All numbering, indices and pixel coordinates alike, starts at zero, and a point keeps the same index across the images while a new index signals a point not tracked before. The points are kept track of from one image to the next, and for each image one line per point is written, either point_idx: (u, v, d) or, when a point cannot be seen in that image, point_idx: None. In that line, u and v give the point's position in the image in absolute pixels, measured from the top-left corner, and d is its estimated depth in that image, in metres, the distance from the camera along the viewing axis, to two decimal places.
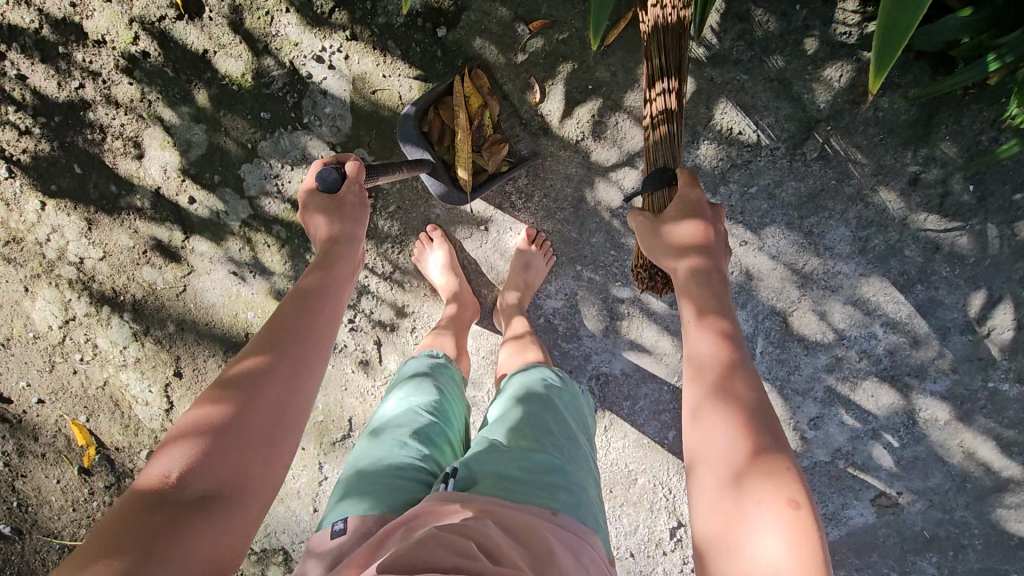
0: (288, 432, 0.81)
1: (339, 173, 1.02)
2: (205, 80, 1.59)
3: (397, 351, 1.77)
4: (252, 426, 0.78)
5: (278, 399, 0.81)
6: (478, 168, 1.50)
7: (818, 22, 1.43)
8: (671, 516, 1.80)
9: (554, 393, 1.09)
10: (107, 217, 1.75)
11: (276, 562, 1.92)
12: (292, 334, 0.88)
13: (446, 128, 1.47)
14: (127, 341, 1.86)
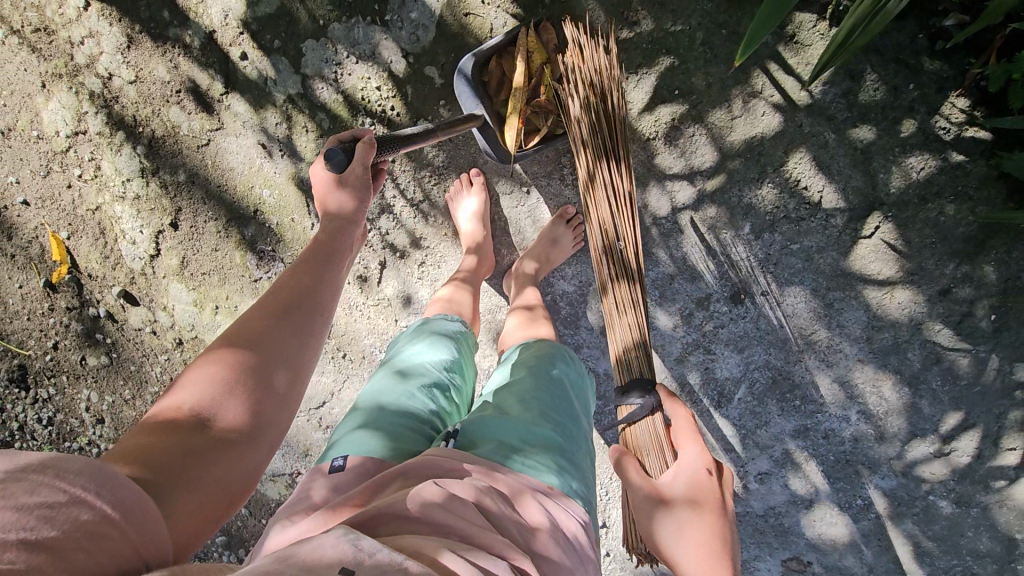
0: (295, 385, 0.91)
1: (343, 155, 1.05)
2: None
3: (399, 278, 1.76)
4: (266, 376, 0.87)
5: (287, 354, 0.91)
6: (534, 128, 1.45)
7: (923, 107, 1.39)
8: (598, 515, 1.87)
9: (566, 374, 1.10)
10: (150, 41, 1.64)
11: None
12: (302, 300, 0.97)
13: (504, 79, 1.42)
14: (132, 175, 1.79)
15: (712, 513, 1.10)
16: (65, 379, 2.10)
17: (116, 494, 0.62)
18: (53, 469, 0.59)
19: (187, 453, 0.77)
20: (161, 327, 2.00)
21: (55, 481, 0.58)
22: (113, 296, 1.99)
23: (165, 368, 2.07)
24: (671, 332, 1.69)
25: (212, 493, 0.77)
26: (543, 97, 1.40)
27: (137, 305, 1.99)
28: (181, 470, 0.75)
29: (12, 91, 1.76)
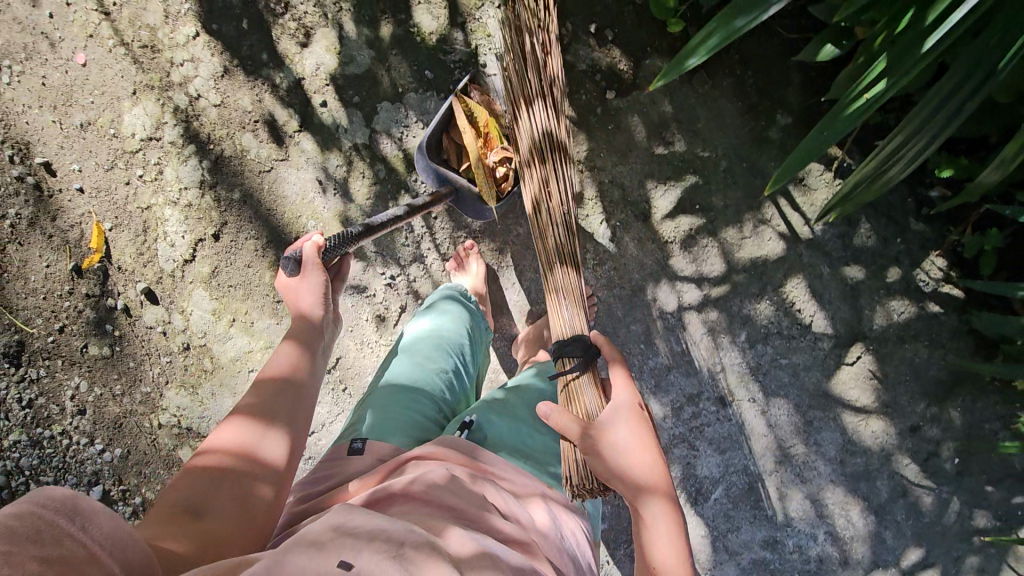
0: (294, 430, 1.04)
1: (296, 259, 1.25)
2: (397, 20, 1.72)
3: None
4: (262, 427, 1.01)
5: (278, 408, 1.05)
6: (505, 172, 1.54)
7: (908, 260, 1.59)
8: None
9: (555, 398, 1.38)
10: (242, 75, 1.82)
11: None
12: (283, 369, 1.13)
13: (461, 152, 1.59)
14: (190, 184, 1.92)
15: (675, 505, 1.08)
16: (61, 364, 2.08)
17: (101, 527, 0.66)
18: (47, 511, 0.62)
19: (203, 495, 0.89)
20: (172, 328, 2.05)
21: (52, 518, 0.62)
22: (135, 291, 2.06)
23: (165, 369, 2.11)
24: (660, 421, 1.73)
25: (231, 519, 0.88)
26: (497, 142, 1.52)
27: (156, 304, 2.05)
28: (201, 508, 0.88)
29: (104, 92, 1.93)
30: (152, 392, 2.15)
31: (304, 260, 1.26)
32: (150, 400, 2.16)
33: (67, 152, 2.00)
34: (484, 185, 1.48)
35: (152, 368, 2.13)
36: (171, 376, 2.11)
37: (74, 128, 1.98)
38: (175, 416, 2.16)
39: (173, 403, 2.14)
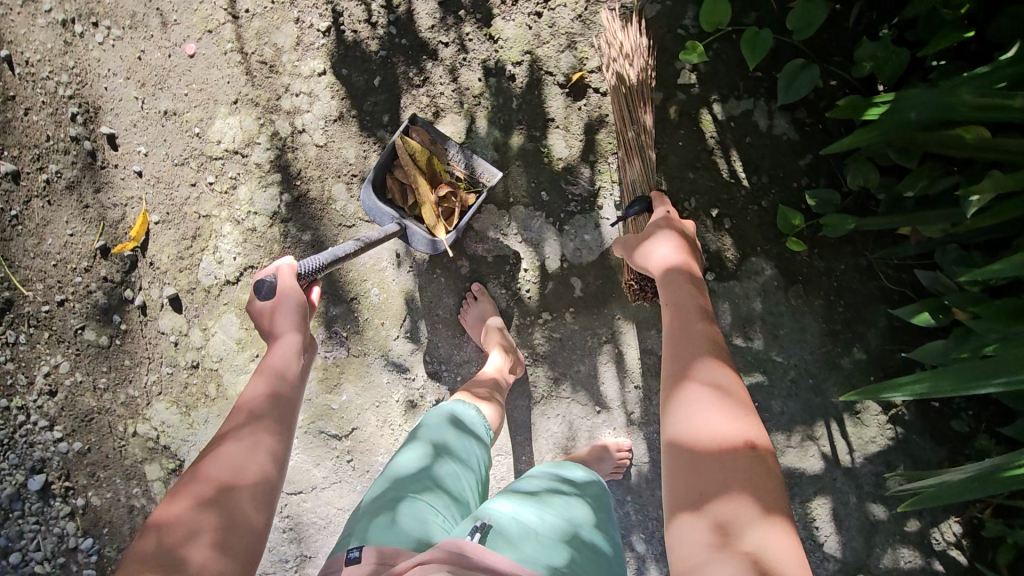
0: (266, 464, 0.94)
1: (266, 284, 1.10)
2: (530, 133, 1.69)
3: None
4: (233, 464, 0.92)
5: (249, 444, 0.95)
6: (448, 212, 1.57)
7: (928, 516, 1.66)
8: None
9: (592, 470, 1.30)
10: (356, 128, 1.77)
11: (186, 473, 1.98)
12: (257, 399, 1.02)
13: (404, 188, 1.56)
14: (262, 210, 1.83)
15: (716, 361, 0.95)
16: (51, 337, 1.98)
17: None
18: None
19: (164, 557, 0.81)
20: (186, 342, 1.92)
21: None
22: (160, 293, 1.92)
23: (161, 381, 1.95)
24: None
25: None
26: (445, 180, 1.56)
27: (178, 312, 1.92)
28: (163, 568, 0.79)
29: (202, 90, 1.83)
30: (140, 399, 1.98)
31: (279, 284, 1.10)
32: (135, 406, 1.98)
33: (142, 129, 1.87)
34: (434, 224, 1.52)
35: (145, 376, 1.96)
36: (165, 389, 1.95)
37: (156, 112, 1.87)
38: (156, 430, 1.97)
39: (158, 418, 1.97)
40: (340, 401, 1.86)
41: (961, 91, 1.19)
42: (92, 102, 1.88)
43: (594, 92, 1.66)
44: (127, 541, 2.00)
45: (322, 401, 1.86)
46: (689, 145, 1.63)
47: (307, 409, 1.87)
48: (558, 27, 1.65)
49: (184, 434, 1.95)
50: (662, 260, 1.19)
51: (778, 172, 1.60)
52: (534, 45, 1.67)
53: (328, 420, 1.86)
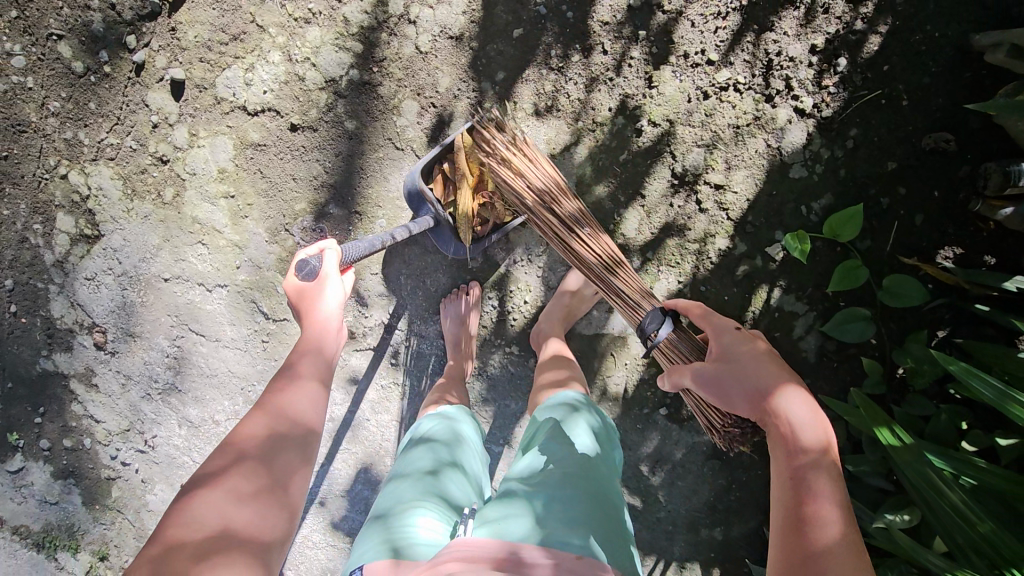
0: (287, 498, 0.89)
1: (309, 268, 1.21)
2: (615, 193, 1.59)
3: (368, 365, 1.81)
4: (259, 485, 0.87)
5: (276, 471, 0.91)
6: (481, 220, 1.53)
7: None
8: None
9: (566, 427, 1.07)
10: (464, 62, 1.55)
11: (96, 244, 1.84)
12: (285, 426, 0.99)
13: (447, 183, 1.50)
14: (319, 66, 1.59)
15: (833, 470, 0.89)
16: (17, 22, 1.67)
17: None
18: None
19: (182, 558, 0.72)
20: (166, 132, 1.71)
21: None
22: (165, 66, 1.66)
23: (120, 149, 1.75)
24: None
25: None
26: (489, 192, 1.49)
27: (174, 98, 1.68)
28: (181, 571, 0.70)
29: None
30: (86, 149, 1.76)
31: (321, 271, 1.22)
32: (77, 152, 1.77)
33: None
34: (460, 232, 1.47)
35: (104, 132, 1.74)
36: (119, 158, 1.76)
37: None
38: (88, 189, 1.79)
39: (96, 179, 1.78)
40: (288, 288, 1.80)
41: (927, 478, 1.25)
42: None
43: (695, 201, 1.57)
44: (9, 265, 1.90)
45: (270, 277, 1.79)
46: (731, 304, 1.62)
47: (252, 272, 1.80)
48: (711, 120, 1.51)
49: (116, 212, 1.79)
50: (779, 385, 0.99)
51: None
52: (679, 118, 1.52)
53: (266, 295, 1.82)
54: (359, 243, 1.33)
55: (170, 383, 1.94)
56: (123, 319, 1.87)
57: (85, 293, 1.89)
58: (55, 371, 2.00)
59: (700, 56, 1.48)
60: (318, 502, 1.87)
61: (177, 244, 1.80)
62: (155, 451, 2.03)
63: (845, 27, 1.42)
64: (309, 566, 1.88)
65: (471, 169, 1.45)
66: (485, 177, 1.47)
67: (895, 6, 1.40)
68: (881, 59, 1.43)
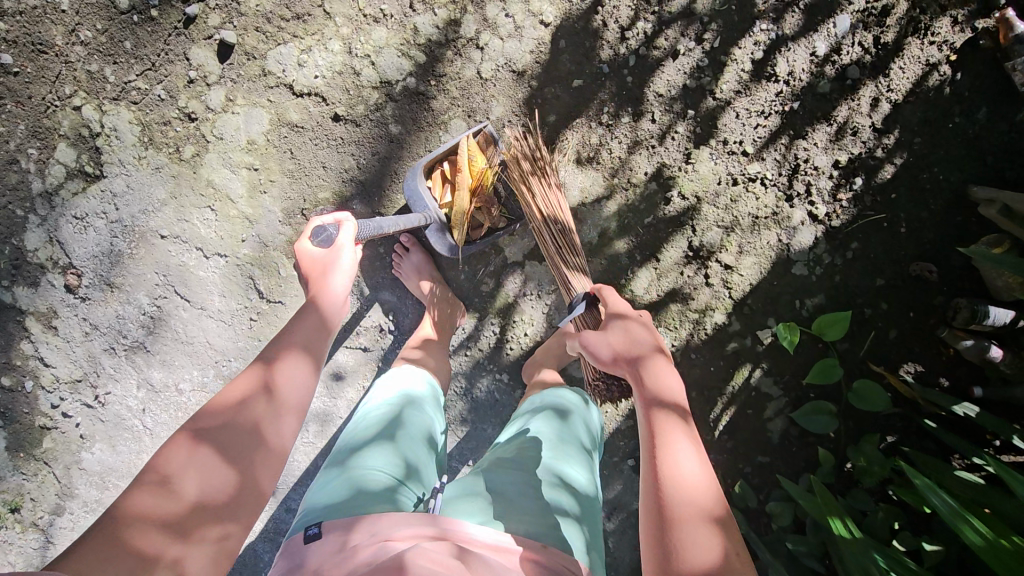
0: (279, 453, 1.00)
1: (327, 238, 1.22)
2: (633, 252, 1.67)
3: (354, 363, 1.79)
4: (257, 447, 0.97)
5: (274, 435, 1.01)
6: (477, 223, 1.55)
7: None
8: None
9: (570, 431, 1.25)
10: (520, 97, 1.60)
11: (94, 185, 1.75)
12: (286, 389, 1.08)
13: (445, 183, 1.57)
14: (378, 67, 1.60)
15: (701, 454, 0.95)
16: None
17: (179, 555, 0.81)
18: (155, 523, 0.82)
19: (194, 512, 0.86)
20: (201, 91, 1.66)
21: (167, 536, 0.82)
22: (217, 26, 1.62)
23: (146, 95, 1.68)
24: None
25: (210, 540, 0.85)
26: (486, 195, 1.52)
27: (219, 60, 1.64)
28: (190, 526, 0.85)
29: None
30: (109, 86, 1.68)
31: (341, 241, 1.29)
32: (98, 87, 1.69)
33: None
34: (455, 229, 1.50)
35: (134, 75, 1.67)
36: (142, 104, 1.69)
37: None
38: (100, 127, 1.71)
39: (112, 119, 1.70)
40: (290, 272, 1.77)
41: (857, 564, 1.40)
42: None
43: (703, 274, 1.67)
44: None
45: (275, 257, 1.76)
46: (715, 375, 1.73)
47: (256, 249, 1.76)
48: (734, 205, 1.62)
49: (125, 157, 1.72)
50: (676, 409, 1.00)
51: (742, 450, 1.76)
52: (707, 197, 1.62)
53: (265, 274, 1.77)
54: (370, 223, 1.36)
55: (138, 342, 1.85)
56: (106, 267, 1.78)
57: (68, 232, 1.79)
58: (11, 304, 1.86)
59: (737, 145, 1.59)
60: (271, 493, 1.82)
61: (183, 205, 1.74)
62: (102, 408, 1.92)
63: (867, 151, 1.56)
64: (245, 557, 1.83)
65: (475, 171, 1.48)
66: (488, 179, 1.51)
67: (913, 145, 1.55)
68: (891, 187, 1.58)
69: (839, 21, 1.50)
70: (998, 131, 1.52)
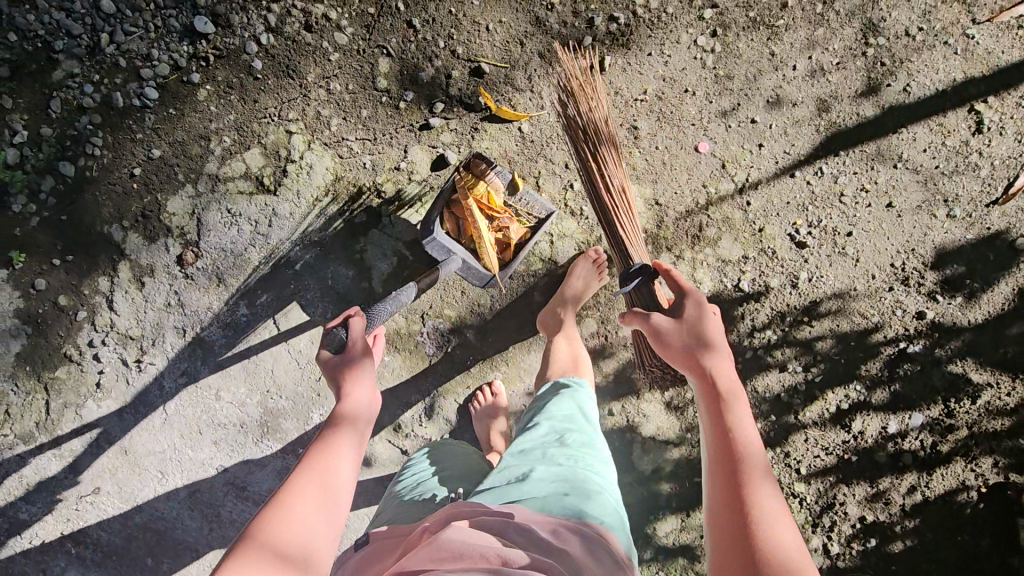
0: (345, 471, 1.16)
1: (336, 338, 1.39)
2: (671, 498, 1.83)
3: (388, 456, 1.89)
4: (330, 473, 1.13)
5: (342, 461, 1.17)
6: (504, 246, 1.66)
7: None
8: (118, 557, 1.96)
9: (557, 420, 1.35)
10: None
11: (261, 196, 1.86)
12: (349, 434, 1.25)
13: (455, 220, 1.63)
14: (553, 246, 1.81)
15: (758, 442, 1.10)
16: (367, 18, 1.81)
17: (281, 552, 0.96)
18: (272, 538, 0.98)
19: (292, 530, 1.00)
20: (401, 180, 1.84)
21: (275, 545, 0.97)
22: (444, 142, 1.82)
23: (353, 157, 1.85)
24: None
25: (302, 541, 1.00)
26: (500, 222, 1.64)
27: (429, 167, 1.83)
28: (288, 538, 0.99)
29: (663, 166, 1.77)
30: (328, 133, 1.85)
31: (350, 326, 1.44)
32: (318, 129, 1.85)
33: (593, 91, 1.74)
34: (488, 264, 1.59)
35: (353, 137, 1.84)
36: (345, 161, 1.85)
37: (634, 115, 1.77)
38: (299, 157, 1.85)
39: (312, 157, 1.85)
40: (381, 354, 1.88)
41: None
42: (629, 35, 1.76)
43: None
44: (169, 143, 1.88)
45: None
46: None
47: None
48: None
49: (304, 190, 1.85)
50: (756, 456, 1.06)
51: None
52: None
53: None
54: (381, 310, 1.48)
55: (209, 337, 1.90)
56: (227, 264, 1.87)
57: (213, 217, 1.88)
58: (118, 243, 1.91)
59: (794, 462, 1.81)
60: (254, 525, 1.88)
61: (326, 253, 1.86)
62: (134, 372, 1.93)
63: (889, 522, 1.79)
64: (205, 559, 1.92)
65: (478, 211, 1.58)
66: (493, 204, 1.61)
67: (925, 537, 1.78)
68: (895, 561, 1.79)
69: (913, 416, 1.77)
70: (990, 563, 1.77)
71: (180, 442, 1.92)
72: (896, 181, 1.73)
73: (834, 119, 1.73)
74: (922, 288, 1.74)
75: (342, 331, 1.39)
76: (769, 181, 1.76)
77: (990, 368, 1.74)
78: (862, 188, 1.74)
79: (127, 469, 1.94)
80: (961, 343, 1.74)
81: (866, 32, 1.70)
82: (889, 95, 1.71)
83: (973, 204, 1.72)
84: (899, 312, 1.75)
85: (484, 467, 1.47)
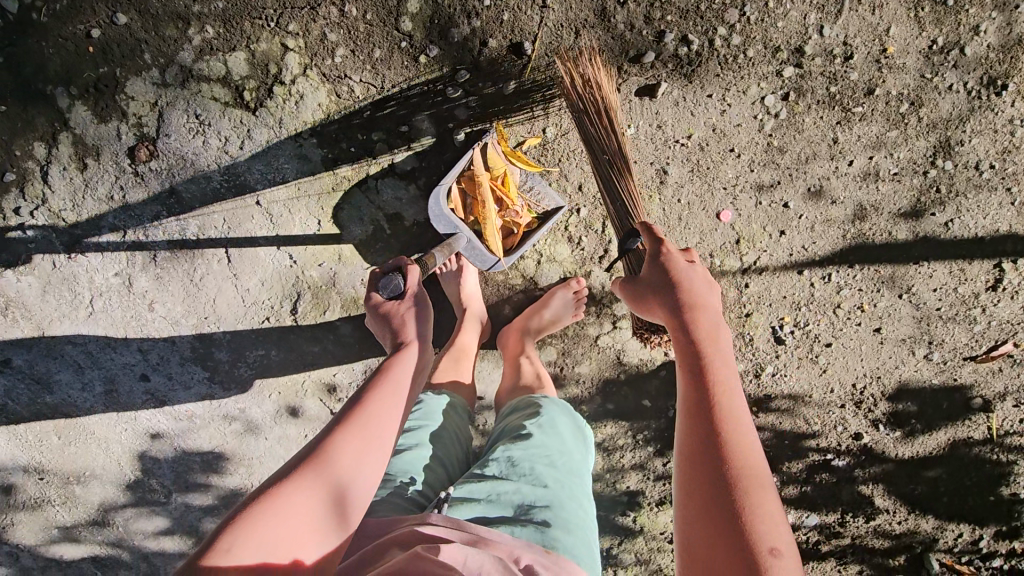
0: (381, 437, 0.98)
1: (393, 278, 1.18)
2: None
3: (318, 408, 1.89)
4: (366, 436, 0.95)
5: (383, 424, 0.98)
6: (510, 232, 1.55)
7: None
8: (22, 429, 1.92)
9: (552, 432, 1.26)
10: (602, 372, 1.79)
11: (238, 111, 1.62)
12: (396, 393, 1.04)
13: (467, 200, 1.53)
14: (537, 265, 1.70)
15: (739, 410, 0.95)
16: None
17: (281, 534, 0.81)
18: (275, 513, 0.82)
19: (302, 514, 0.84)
20: (398, 145, 1.64)
21: (276, 525, 0.81)
22: (457, 119, 1.61)
23: (353, 101, 1.61)
24: (175, 554, 2.07)
25: (303, 523, 0.83)
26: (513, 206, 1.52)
27: (433, 141, 1.63)
28: (293, 523, 0.82)
29: (677, 221, 1.64)
30: (330, 63, 1.59)
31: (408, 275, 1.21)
32: (321, 54, 1.58)
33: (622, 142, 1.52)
34: (491, 247, 1.51)
35: (358, 77, 1.59)
36: (343, 102, 1.61)
37: (668, 157, 1.60)
38: (291, 80, 1.60)
39: (305, 86, 1.60)
40: (333, 314, 1.80)
41: None
42: (696, 67, 1.54)
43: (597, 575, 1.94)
44: (141, 12, 1.56)
45: (332, 296, 1.78)
46: None
47: (323, 278, 1.77)
48: (655, 553, 1.91)
49: (288, 120, 1.63)
50: (749, 446, 0.91)
51: None
52: (646, 534, 1.90)
53: (311, 302, 1.78)
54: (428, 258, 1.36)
55: (152, 246, 1.73)
56: (185, 175, 1.67)
57: (177, 116, 1.63)
58: (60, 108, 1.62)
59: None
60: (177, 430, 1.92)
61: (299, 198, 1.69)
62: (62, 256, 1.73)
63: None
64: (116, 450, 1.94)
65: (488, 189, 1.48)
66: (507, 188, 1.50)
67: None
68: None
69: (810, 516, 1.86)
70: None
71: (102, 342, 1.82)
72: (894, 310, 1.68)
73: (865, 230, 1.63)
74: (870, 414, 1.77)
75: (399, 278, 1.17)
76: (776, 270, 1.67)
77: (895, 498, 1.82)
78: (859, 306, 1.68)
79: (41, 350, 1.82)
80: (879, 470, 1.81)
81: (938, 150, 1.56)
82: (927, 224, 1.61)
83: (953, 354, 1.70)
84: (839, 427, 1.78)
85: (464, 422, 1.43)
